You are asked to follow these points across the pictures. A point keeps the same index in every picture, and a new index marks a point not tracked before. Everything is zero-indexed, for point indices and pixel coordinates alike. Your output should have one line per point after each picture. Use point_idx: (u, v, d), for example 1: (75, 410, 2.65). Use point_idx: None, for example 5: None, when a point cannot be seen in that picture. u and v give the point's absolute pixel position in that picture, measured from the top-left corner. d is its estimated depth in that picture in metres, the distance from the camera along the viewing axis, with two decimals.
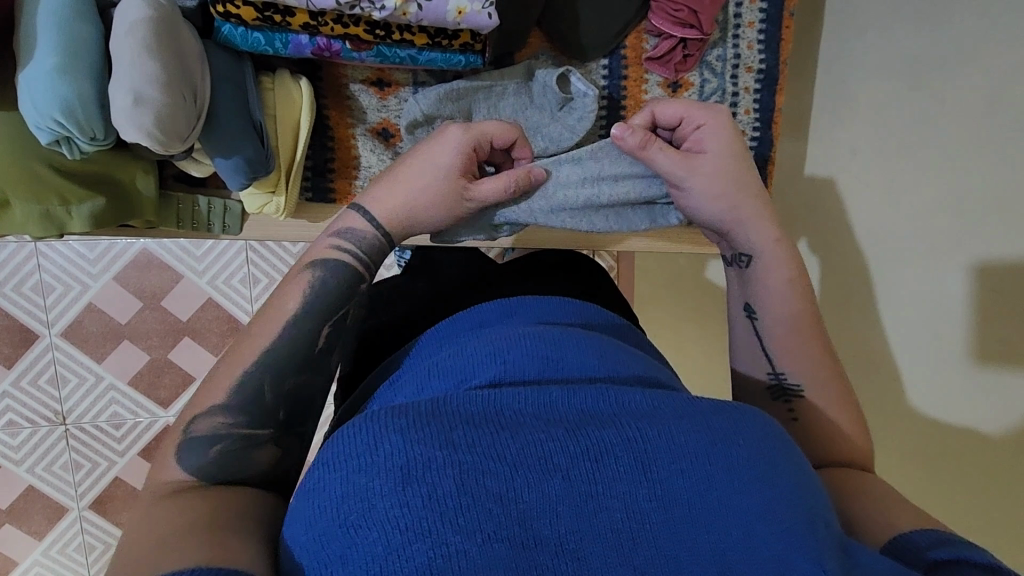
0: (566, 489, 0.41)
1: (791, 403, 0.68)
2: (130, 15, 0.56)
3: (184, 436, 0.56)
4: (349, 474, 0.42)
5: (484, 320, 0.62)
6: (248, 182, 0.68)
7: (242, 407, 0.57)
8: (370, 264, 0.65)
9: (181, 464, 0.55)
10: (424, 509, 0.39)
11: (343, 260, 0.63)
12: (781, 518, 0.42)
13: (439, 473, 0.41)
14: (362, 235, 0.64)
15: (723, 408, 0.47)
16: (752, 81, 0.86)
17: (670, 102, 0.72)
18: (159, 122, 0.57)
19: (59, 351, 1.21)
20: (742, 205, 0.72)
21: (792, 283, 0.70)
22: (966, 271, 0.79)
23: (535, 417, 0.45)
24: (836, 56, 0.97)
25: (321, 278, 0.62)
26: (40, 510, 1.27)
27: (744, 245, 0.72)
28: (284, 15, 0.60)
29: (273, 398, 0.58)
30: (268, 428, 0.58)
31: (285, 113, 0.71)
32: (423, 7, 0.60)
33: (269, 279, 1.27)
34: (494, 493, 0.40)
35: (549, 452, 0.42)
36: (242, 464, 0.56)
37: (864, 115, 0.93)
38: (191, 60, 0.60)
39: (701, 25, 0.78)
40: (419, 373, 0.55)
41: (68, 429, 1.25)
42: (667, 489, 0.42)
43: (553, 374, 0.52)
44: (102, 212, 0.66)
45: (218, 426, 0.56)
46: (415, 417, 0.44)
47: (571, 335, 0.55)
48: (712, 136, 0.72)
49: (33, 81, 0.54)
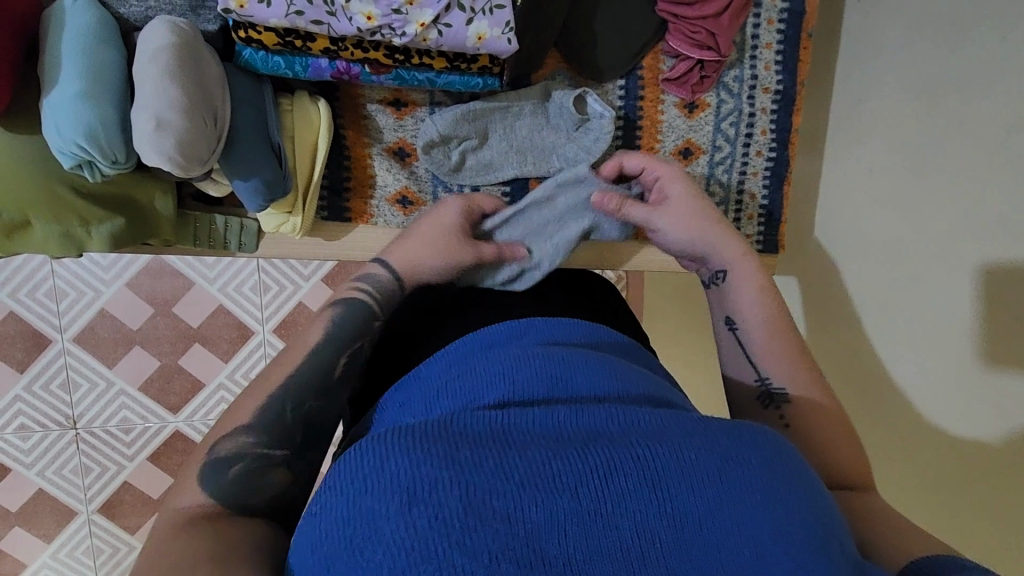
0: (573, 508, 0.41)
1: (782, 409, 0.67)
2: (154, 41, 0.56)
3: (206, 459, 0.56)
4: (353, 497, 0.42)
5: (494, 341, 0.60)
6: (266, 205, 0.68)
7: (264, 426, 0.58)
8: (382, 304, 0.68)
9: (201, 488, 0.55)
10: (428, 531, 0.39)
11: (361, 299, 0.67)
12: (792, 537, 0.42)
13: (445, 495, 0.41)
14: (378, 278, 0.69)
15: (731, 426, 0.47)
16: (769, 102, 0.85)
17: (637, 154, 0.77)
18: (180, 148, 0.56)
19: (71, 356, 1.22)
20: (711, 231, 0.73)
21: (763, 292, 0.71)
22: (981, 294, 0.77)
23: (542, 436, 0.45)
24: (852, 76, 0.97)
25: (341, 312, 0.66)
26: (49, 514, 1.28)
27: (718, 263, 0.74)
28: (304, 41, 0.60)
29: (291, 419, 0.59)
30: (283, 450, 0.58)
31: (303, 134, 0.70)
32: (443, 34, 0.59)
33: (279, 286, 1.28)
34: (500, 513, 0.40)
35: (556, 471, 0.42)
36: (256, 486, 0.56)
37: (880, 134, 0.92)
38: (212, 84, 0.60)
39: (719, 47, 0.77)
40: (427, 392, 0.55)
41: (78, 433, 1.26)
42: (676, 508, 0.42)
43: (561, 394, 0.51)
44: (119, 235, 0.66)
45: (239, 446, 0.57)
46: (422, 437, 0.44)
47: (579, 355, 0.55)
48: (673, 188, 0.75)
49: (57, 108, 0.54)
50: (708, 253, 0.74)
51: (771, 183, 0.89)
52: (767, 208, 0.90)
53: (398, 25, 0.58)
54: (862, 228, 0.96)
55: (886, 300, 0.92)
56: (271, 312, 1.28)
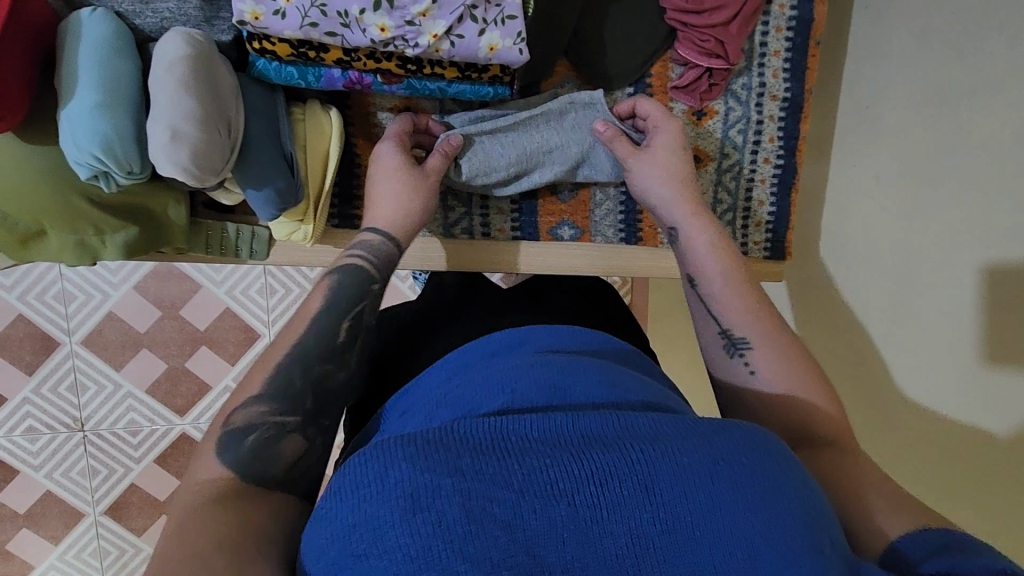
0: (571, 514, 0.42)
1: (746, 356, 0.68)
2: (169, 52, 0.56)
3: (223, 429, 0.57)
4: (358, 503, 0.43)
5: (495, 349, 0.61)
6: (279, 214, 0.68)
7: (276, 396, 0.59)
8: (377, 263, 0.70)
9: (219, 458, 0.56)
10: (432, 539, 0.40)
11: (355, 265, 0.69)
12: (788, 541, 0.42)
13: (447, 502, 0.41)
14: (371, 243, 0.71)
15: (726, 428, 0.47)
16: (777, 110, 0.85)
17: (648, 102, 0.79)
18: (195, 159, 0.57)
19: (79, 359, 1.23)
20: (673, 185, 0.77)
21: (714, 245, 0.75)
22: (987, 304, 0.77)
23: (540, 441, 0.45)
24: (859, 82, 0.96)
25: (338, 280, 0.68)
26: (57, 515, 1.29)
27: (669, 219, 0.79)
28: (318, 52, 0.61)
29: (302, 386, 0.61)
30: (296, 417, 0.59)
31: (315, 144, 0.71)
32: (455, 45, 0.60)
33: (285, 289, 1.28)
34: (500, 520, 0.41)
35: (554, 478, 0.43)
36: (272, 455, 0.56)
37: (887, 140, 0.92)
38: (227, 94, 0.60)
39: (727, 55, 0.77)
40: (428, 402, 0.55)
41: (85, 436, 1.27)
42: (670, 513, 0.42)
43: (561, 402, 0.51)
44: (134, 243, 0.66)
45: (253, 416, 0.58)
46: (423, 445, 0.45)
47: (577, 363, 0.55)
48: (659, 138, 0.78)
49: (73, 119, 0.55)
50: (664, 207, 0.78)
51: (778, 190, 0.89)
52: (775, 214, 0.90)
53: (410, 37, 0.59)
54: (868, 233, 0.96)
55: (892, 307, 0.92)
56: (277, 315, 1.29)
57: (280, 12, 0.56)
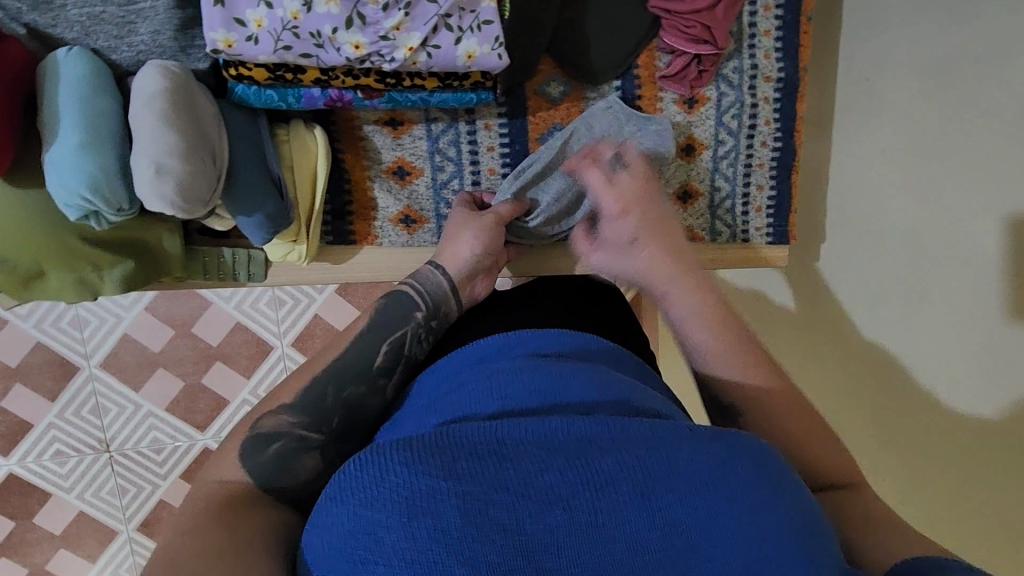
0: (567, 519, 0.42)
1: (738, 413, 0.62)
2: (147, 87, 0.56)
3: (250, 433, 0.58)
4: (357, 508, 0.43)
5: (485, 355, 0.60)
6: (271, 236, 0.68)
7: (305, 409, 0.60)
8: (427, 297, 0.70)
9: (242, 462, 0.57)
10: (428, 543, 0.41)
11: (405, 293, 0.69)
12: (782, 545, 0.42)
13: (444, 506, 0.41)
14: (426, 277, 0.71)
15: (721, 434, 0.47)
16: (771, 90, 0.83)
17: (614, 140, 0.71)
18: (182, 191, 0.57)
19: (99, 382, 1.25)
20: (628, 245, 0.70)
21: (677, 309, 0.67)
22: (997, 283, 0.75)
23: (537, 444, 0.45)
24: (859, 53, 0.93)
25: (384, 304, 0.68)
26: (92, 534, 1.32)
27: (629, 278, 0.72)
28: (295, 73, 0.60)
29: (330, 404, 0.61)
30: (320, 435, 0.60)
31: (301, 163, 0.70)
32: (432, 56, 0.59)
33: (293, 300, 1.29)
34: (498, 523, 0.41)
35: (550, 482, 0.43)
36: (291, 467, 0.57)
37: (887, 113, 0.89)
38: (209, 123, 0.60)
39: (715, 40, 0.75)
40: (419, 413, 0.56)
41: (112, 456, 1.29)
42: (667, 519, 0.42)
43: (555, 405, 0.51)
44: (132, 276, 0.67)
45: (281, 424, 0.59)
46: (420, 447, 0.45)
47: (568, 367, 0.55)
48: (612, 229, 0.71)
49: (58, 162, 0.55)
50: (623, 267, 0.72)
51: (777, 171, 0.87)
52: (775, 197, 0.88)
53: (386, 51, 0.58)
54: (872, 209, 0.93)
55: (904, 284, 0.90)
56: (287, 325, 1.30)
57: (252, 38, 0.55)
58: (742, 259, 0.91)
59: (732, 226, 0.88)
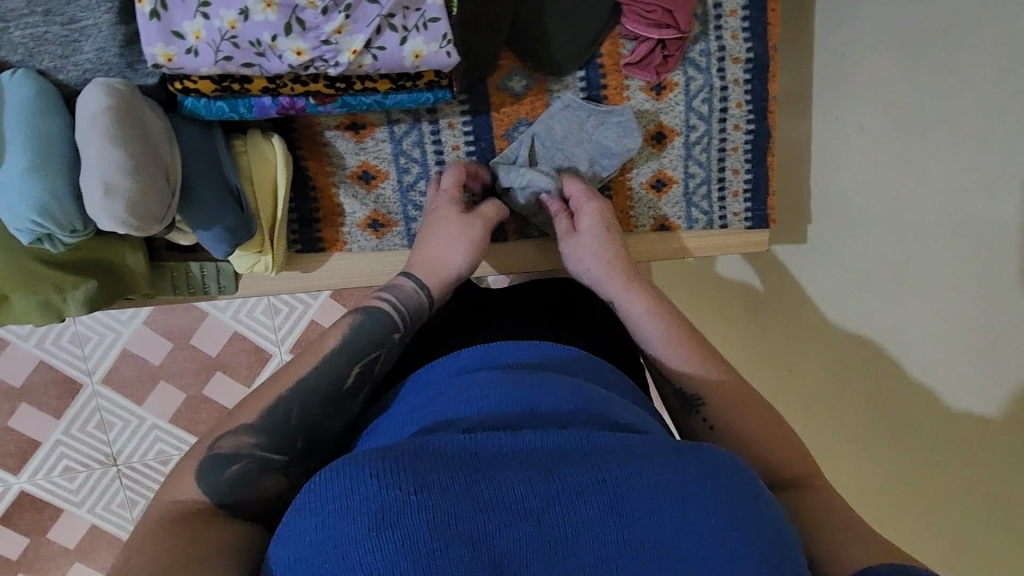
0: (535, 533, 0.41)
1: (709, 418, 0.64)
2: (92, 105, 0.56)
3: (207, 454, 0.58)
4: (327, 519, 0.42)
5: (466, 365, 0.59)
6: (233, 249, 0.68)
7: (266, 429, 0.59)
8: (405, 315, 0.68)
9: (200, 484, 0.56)
10: (395, 557, 0.40)
11: (381, 308, 0.68)
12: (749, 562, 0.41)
13: (414, 519, 0.40)
14: (402, 290, 0.69)
15: (696, 447, 0.46)
16: (741, 72, 0.81)
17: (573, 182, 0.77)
18: (133, 209, 0.56)
19: (102, 398, 1.26)
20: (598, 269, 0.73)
21: (645, 324, 0.70)
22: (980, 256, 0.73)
23: (512, 456, 0.44)
24: (837, 27, 0.91)
25: (360, 320, 0.66)
26: (106, 547, 1.34)
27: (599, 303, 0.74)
28: (241, 83, 0.60)
29: (294, 424, 0.60)
30: (284, 456, 0.59)
31: (261, 174, 0.70)
32: (378, 58, 0.58)
33: (289, 308, 1.29)
34: (468, 537, 0.40)
35: (521, 495, 0.42)
36: (253, 490, 0.57)
37: (867, 87, 0.87)
38: (159, 140, 0.60)
39: (677, 23, 0.73)
40: (394, 423, 0.55)
41: (120, 470, 1.30)
42: (636, 536, 0.41)
43: (529, 416, 0.50)
44: (95, 296, 0.67)
45: (241, 446, 0.58)
46: (396, 456, 0.43)
47: (544, 376, 0.54)
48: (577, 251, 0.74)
49: (7, 186, 0.55)
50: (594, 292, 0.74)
51: (752, 154, 0.85)
52: (752, 180, 0.86)
53: (330, 56, 0.57)
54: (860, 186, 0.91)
55: None
56: (285, 333, 1.30)
57: (191, 50, 0.55)
58: (725, 246, 0.88)
59: (709, 213, 0.86)
